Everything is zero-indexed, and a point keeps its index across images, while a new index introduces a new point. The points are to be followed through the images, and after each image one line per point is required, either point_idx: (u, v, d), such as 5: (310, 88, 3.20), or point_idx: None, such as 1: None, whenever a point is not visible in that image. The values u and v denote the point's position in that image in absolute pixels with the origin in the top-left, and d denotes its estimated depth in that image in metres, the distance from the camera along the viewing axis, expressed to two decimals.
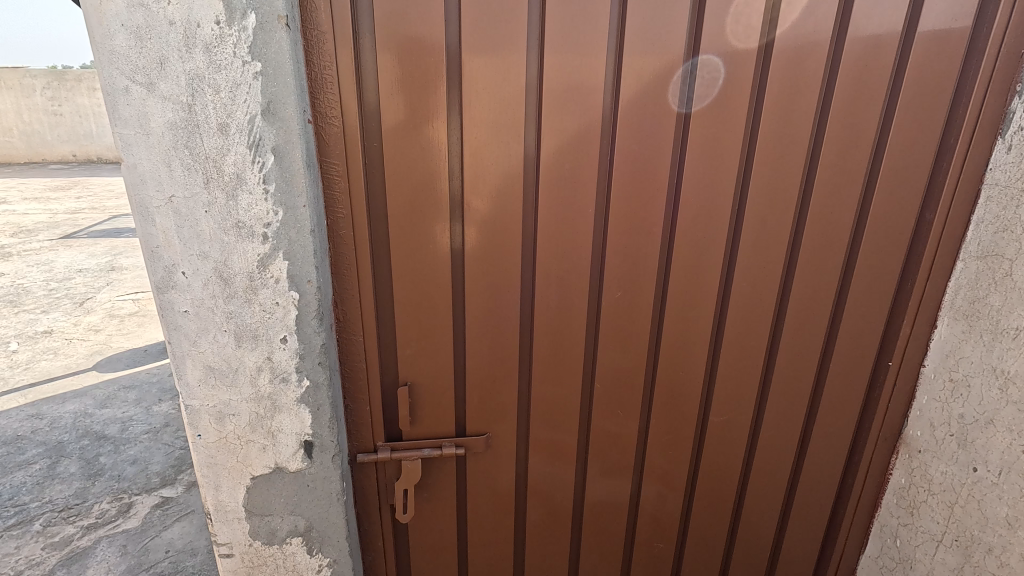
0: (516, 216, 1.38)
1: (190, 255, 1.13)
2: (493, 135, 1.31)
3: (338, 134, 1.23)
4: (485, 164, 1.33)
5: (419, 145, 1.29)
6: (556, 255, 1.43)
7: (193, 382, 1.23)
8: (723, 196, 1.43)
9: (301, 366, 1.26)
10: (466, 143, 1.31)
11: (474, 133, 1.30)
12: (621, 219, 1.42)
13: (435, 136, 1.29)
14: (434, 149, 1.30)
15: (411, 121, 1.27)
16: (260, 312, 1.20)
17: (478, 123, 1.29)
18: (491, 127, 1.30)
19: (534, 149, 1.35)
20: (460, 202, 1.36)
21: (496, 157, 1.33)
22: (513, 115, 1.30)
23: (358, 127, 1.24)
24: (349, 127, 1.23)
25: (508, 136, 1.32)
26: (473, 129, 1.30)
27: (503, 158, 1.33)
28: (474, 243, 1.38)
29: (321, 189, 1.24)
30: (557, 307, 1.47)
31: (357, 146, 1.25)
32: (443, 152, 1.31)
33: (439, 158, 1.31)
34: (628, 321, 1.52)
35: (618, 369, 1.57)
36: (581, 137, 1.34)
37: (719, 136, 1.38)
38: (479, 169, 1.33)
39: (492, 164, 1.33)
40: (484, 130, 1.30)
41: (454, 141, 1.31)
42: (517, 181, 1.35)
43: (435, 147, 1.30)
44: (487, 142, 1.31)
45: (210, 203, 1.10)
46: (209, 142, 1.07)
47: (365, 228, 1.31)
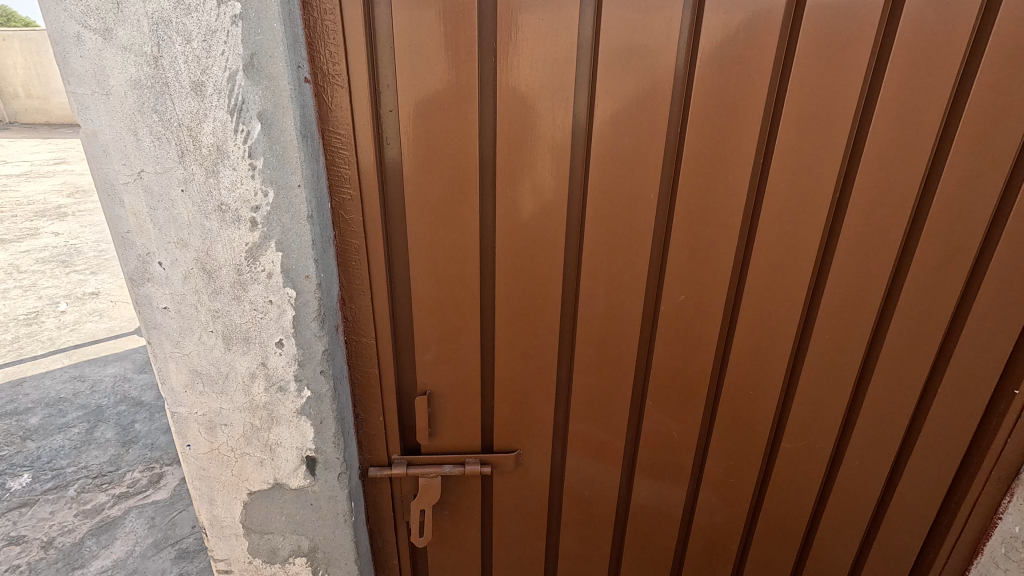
0: (561, 201, 1.12)
1: (167, 243, 0.94)
2: (536, 102, 1.05)
3: (344, 98, 1.00)
4: (526, 137, 1.07)
5: (445, 110, 1.04)
6: (608, 250, 1.17)
7: (179, 388, 1.07)
8: (823, 182, 1.14)
9: (300, 374, 1.07)
10: (503, 109, 1.05)
11: (514, 100, 1.05)
12: (691, 208, 1.14)
13: (464, 99, 1.04)
14: (465, 118, 1.05)
15: (435, 82, 1.02)
16: (252, 311, 1.01)
17: (517, 88, 1.04)
18: (534, 93, 1.05)
19: (586, 118, 1.08)
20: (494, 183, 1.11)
21: (539, 128, 1.07)
22: (561, 78, 1.04)
23: (366, 86, 1.00)
24: (357, 89, 1.00)
25: (554, 103, 1.06)
26: (511, 94, 1.04)
27: (548, 131, 1.07)
28: (509, 233, 1.14)
29: (322, 164, 1.02)
30: (605, 311, 1.23)
31: (367, 113, 1.01)
32: (472, 123, 1.05)
33: (468, 129, 1.06)
34: (691, 330, 1.26)
35: (676, 385, 1.32)
36: (647, 105, 1.07)
37: (825, 107, 1.08)
38: (516, 143, 1.08)
39: (534, 138, 1.08)
40: (524, 96, 1.05)
41: (486, 107, 1.07)
42: (565, 158, 1.09)
43: (465, 114, 1.05)
44: (528, 113, 1.06)
45: (187, 179, 0.91)
46: (182, 105, 0.86)
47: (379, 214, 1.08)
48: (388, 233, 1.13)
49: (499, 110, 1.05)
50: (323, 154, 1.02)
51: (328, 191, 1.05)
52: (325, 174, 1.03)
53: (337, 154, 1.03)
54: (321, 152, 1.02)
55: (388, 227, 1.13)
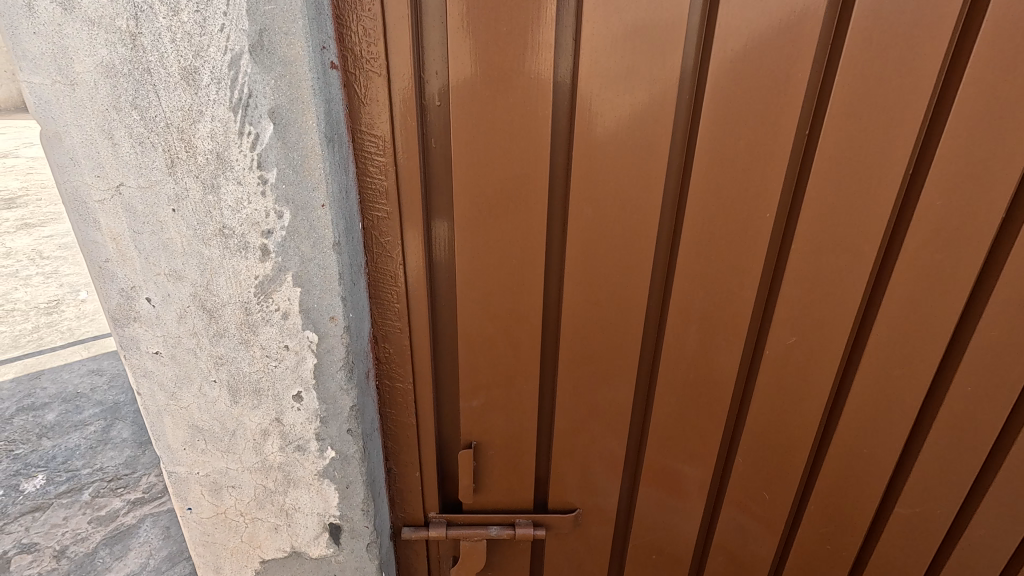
0: (650, 224, 0.89)
1: (156, 275, 0.74)
2: (627, 99, 0.81)
3: (381, 88, 0.77)
4: (611, 144, 0.83)
5: (509, 109, 0.81)
6: (705, 285, 0.93)
7: (177, 445, 0.87)
8: (993, 202, 0.86)
9: (322, 432, 0.86)
10: (584, 108, 0.81)
11: (598, 96, 0.81)
12: (816, 232, 0.89)
13: (535, 95, 0.80)
14: (534, 118, 0.81)
15: (498, 73, 0.79)
16: (263, 357, 0.81)
17: (604, 81, 0.80)
18: (625, 88, 0.80)
19: (689, 120, 0.84)
20: (566, 200, 0.88)
21: (628, 132, 0.83)
22: (661, 68, 0.79)
23: (409, 75, 0.77)
24: (397, 76, 0.77)
25: (650, 102, 0.81)
26: (595, 89, 0.80)
27: (641, 136, 0.83)
28: (582, 261, 0.91)
29: (352, 173, 0.80)
30: (695, 355, 0.99)
31: (410, 109, 0.78)
32: (543, 125, 0.82)
33: (539, 133, 0.82)
34: (798, 380, 1.01)
35: (773, 443, 1.07)
36: (773, 104, 0.81)
37: (1011, 102, 0.81)
38: (598, 152, 0.84)
39: (622, 145, 0.84)
40: (612, 91, 0.81)
41: (561, 105, 0.83)
42: (659, 171, 0.85)
43: (534, 111, 0.81)
44: (616, 114, 0.82)
45: (179, 196, 0.70)
46: (170, 99, 0.65)
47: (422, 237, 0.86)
48: (432, 257, 0.91)
49: (577, 110, 0.82)
50: (353, 161, 0.80)
51: (359, 207, 0.83)
52: (355, 186, 0.81)
53: (370, 162, 0.81)
54: (351, 158, 0.80)
55: (432, 249, 0.91)
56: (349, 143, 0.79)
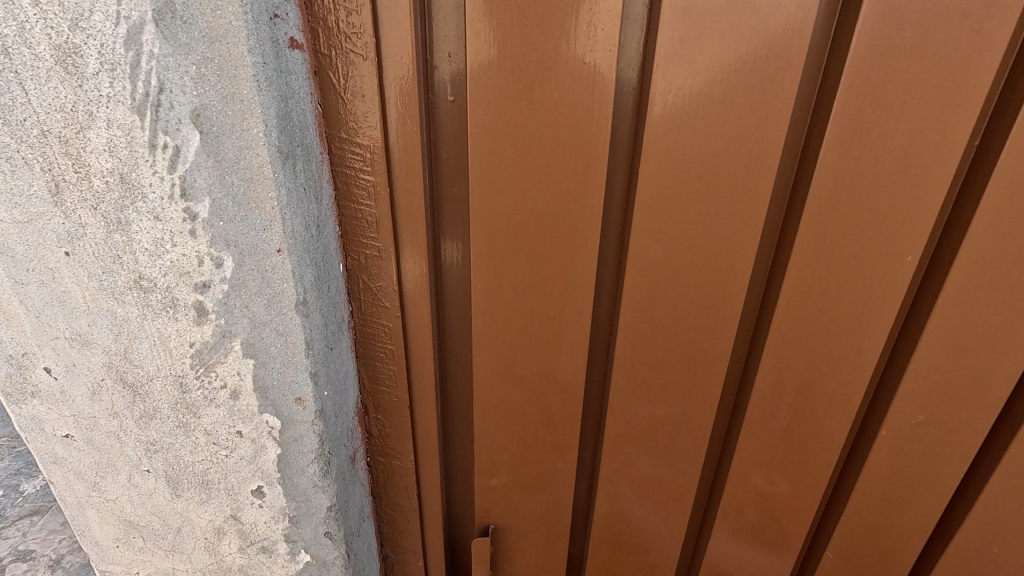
0: (741, 267, 0.64)
1: (54, 340, 0.53)
2: (722, 92, 0.55)
3: (366, 74, 0.52)
4: (696, 156, 0.58)
5: (552, 105, 0.57)
6: (809, 347, 0.68)
7: (108, 541, 0.68)
8: None
9: (291, 535, 0.65)
10: (659, 106, 0.56)
11: (683, 89, 0.55)
12: (976, 287, 0.62)
13: (590, 86, 0.56)
14: (585, 121, 0.57)
15: (540, 53, 0.54)
16: (209, 445, 0.59)
17: (691, 67, 0.55)
18: (722, 78, 0.55)
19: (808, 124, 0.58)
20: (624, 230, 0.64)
21: (721, 141, 0.57)
22: (776, 50, 0.53)
23: (412, 58, 0.52)
24: (390, 58, 0.52)
25: (757, 99, 0.55)
26: (677, 79, 0.55)
27: (740, 147, 0.58)
28: (642, 313, 0.67)
29: (328, 199, 0.56)
30: (783, 434, 0.75)
31: (409, 106, 0.54)
32: (600, 129, 0.57)
33: (593, 141, 0.58)
34: (923, 472, 0.76)
35: (879, 547, 0.82)
36: (942, 104, 0.54)
37: None
38: (677, 168, 0.59)
39: (711, 158, 0.58)
40: (701, 81, 0.55)
41: (623, 100, 0.58)
42: (762, 197, 0.60)
43: (586, 112, 0.57)
44: (706, 114, 0.56)
45: (72, 234, 0.48)
46: (42, 95, 0.43)
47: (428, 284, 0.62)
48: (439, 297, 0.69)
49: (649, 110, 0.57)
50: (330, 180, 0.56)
51: (340, 244, 0.59)
52: (333, 215, 0.57)
53: (355, 183, 0.57)
54: (329, 175, 0.55)
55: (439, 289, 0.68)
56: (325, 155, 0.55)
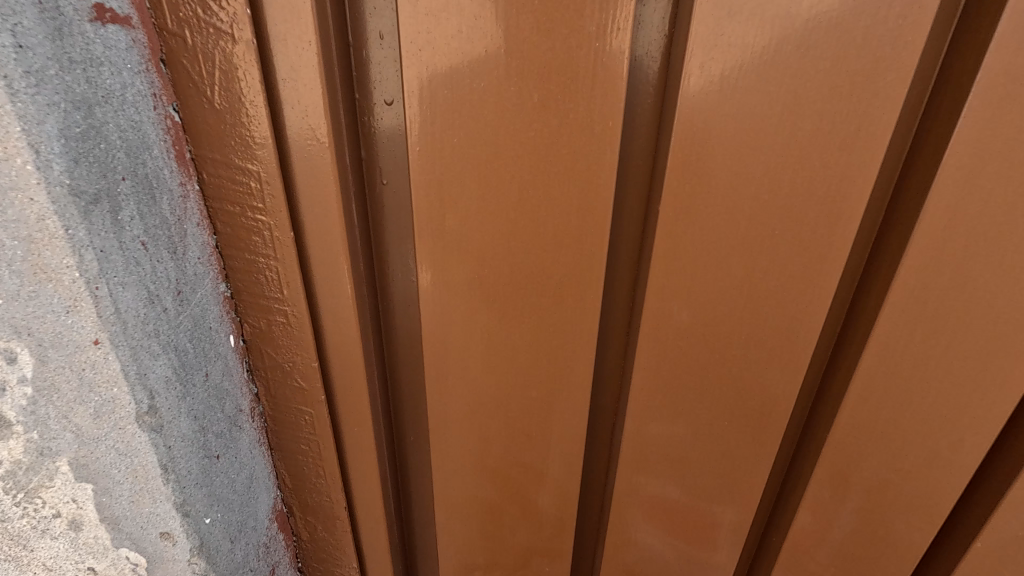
0: (799, 346, 0.44)
1: None
2: (789, 98, 0.36)
3: (243, 64, 0.33)
4: (745, 192, 0.39)
5: (529, 116, 0.37)
6: (891, 446, 0.49)
7: None
8: None
9: None
10: (689, 119, 0.37)
11: (727, 93, 0.36)
12: None
13: (586, 88, 0.36)
14: (583, 137, 0.38)
15: (508, 36, 0.35)
16: None
17: (740, 59, 0.35)
18: (790, 76, 0.35)
19: (913, 144, 0.39)
20: (636, 290, 0.45)
21: (782, 171, 0.38)
22: (879, 32, 0.34)
23: (317, 41, 0.34)
24: (279, 38, 0.33)
25: (841, 110, 0.36)
26: (720, 77, 0.36)
27: (812, 179, 0.38)
28: (658, 401, 0.48)
29: (196, 249, 0.37)
30: (842, 549, 0.56)
31: (315, 111, 0.35)
32: (600, 152, 0.38)
33: (591, 167, 0.39)
34: None
35: None
36: None
37: None
38: (714, 208, 0.40)
39: (766, 198, 0.39)
40: (756, 80, 0.36)
41: (637, 107, 0.39)
42: (841, 250, 0.40)
43: (583, 125, 0.37)
44: (763, 131, 0.37)
45: None
46: None
47: (364, 360, 0.45)
48: (384, 372, 0.51)
49: (674, 123, 0.37)
50: (203, 221, 0.37)
51: (225, 309, 0.41)
52: (209, 271, 0.39)
53: (246, 226, 0.38)
54: (194, 214, 0.37)
55: (383, 360, 0.50)
56: (192, 186, 0.36)
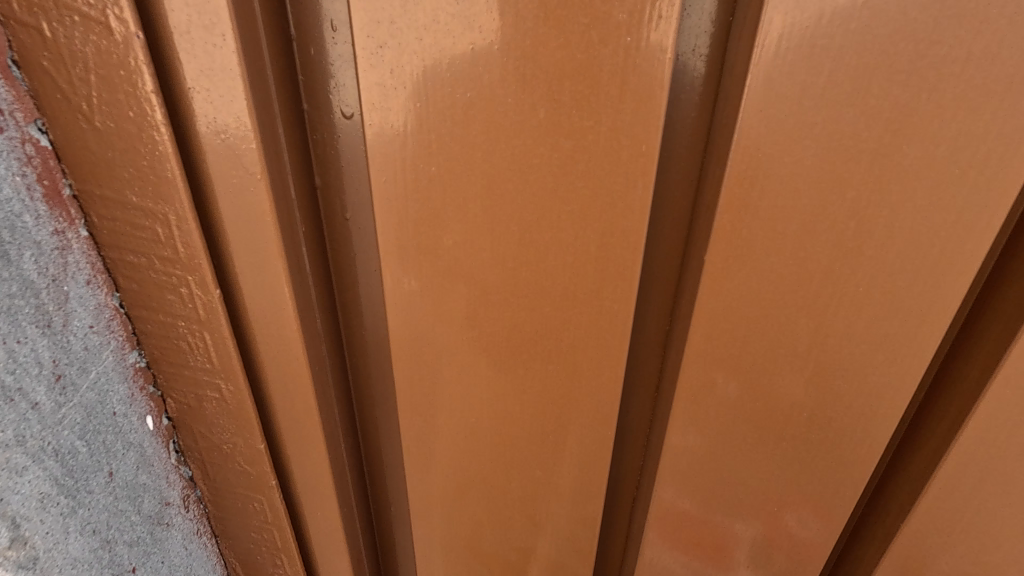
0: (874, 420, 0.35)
1: None
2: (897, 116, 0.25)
3: (128, 68, 0.24)
4: (823, 240, 0.29)
5: (531, 138, 0.27)
6: (982, 543, 0.39)
7: None
8: None
9: None
10: (753, 144, 0.26)
11: (809, 108, 0.25)
12: None
13: (607, 100, 0.26)
14: (604, 167, 0.27)
15: (498, 27, 0.25)
16: None
17: (830, 63, 0.24)
18: (900, 83, 0.25)
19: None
20: (669, 355, 0.35)
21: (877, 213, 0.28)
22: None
23: (234, 34, 0.24)
24: (178, 29, 0.24)
25: (966, 134, 0.26)
26: (804, 88, 0.25)
27: (915, 224, 0.28)
28: (693, 488, 0.38)
29: (85, 315, 0.28)
30: None
31: (240, 132, 0.26)
32: (626, 187, 0.28)
33: (616, 206, 0.28)
34: None
35: None
36: None
37: None
38: (782, 259, 0.29)
39: (851, 247, 0.29)
40: (854, 90, 0.25)
41: (675, 123, 0.29)
42: (943, 311, 0.31)
43: (607, 150, 0.27)
44: (855, 159, 0.26)
45: None
46: None
47: (324, 436, 0.36)
48: (357, 447, 0.41)
49: (731, 148, 0.27)
50: (97, 276, 0.28)
51: (136, 386, 0.31)
52: (109, 339, 0.29)
53: (158, 281, 0.29)
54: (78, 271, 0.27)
55: (355, 434, 0.40)
56: (77, 232, 0.27)
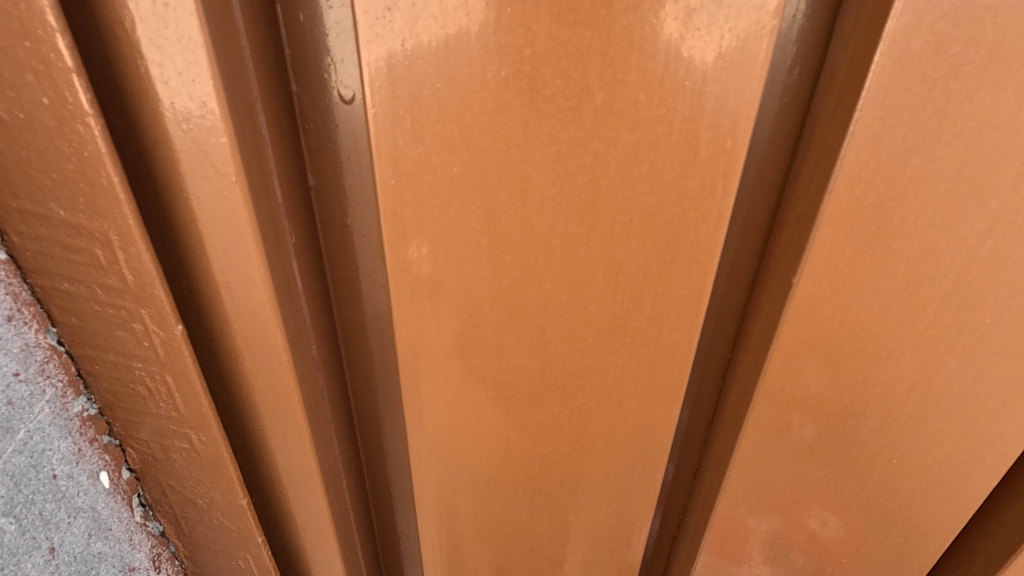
0: (985, 477, 0.29)
1: None
2: None
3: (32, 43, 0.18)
4: (947, 258, 0.23)
5: (583, 132, 0.21)
6: None
7: None
8: None
9: None
10: (876, 140, 0.20)
11: (957, 91, 0.19)
12: None
13: (688, 80, 0.20)
14: (676, 167, 0.21)
15: None
16: None
17: (988, 39, 0.18)
18: None
19: None
20: (733, 394, 0.29)
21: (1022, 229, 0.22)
22: None
23: None
24: None
25: None
26: (947, 69, 0.19)
27: None
28: (751, 536, 0.33)
29: (8, 363, 0.22)
30: None
31: (206, 116, 0.20)
32: (701, 194, 0.22)
33: (686, 216, 0.23)
34: None
35: None
36: None
37: None
38: (887, 283, 0.24)
39: (979, 272, 0.23)
40: (1014, 74, 0.19)
41: (764, 112, 0.22)
42: None
43: (680, 146, 0.21)
44: (1006, 158, 0.20)
45: None
46: None
47: (325, 478, 0.30)
48: (364, 479, 0.36)
49: (844, 145, 0.21)
50: (22, 309, 0.23)
51: (84, 440, 0.26)
52: (44, 388, 0.24)
53: (104, 314, 0.23)
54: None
55: (361, 466, 0.35)
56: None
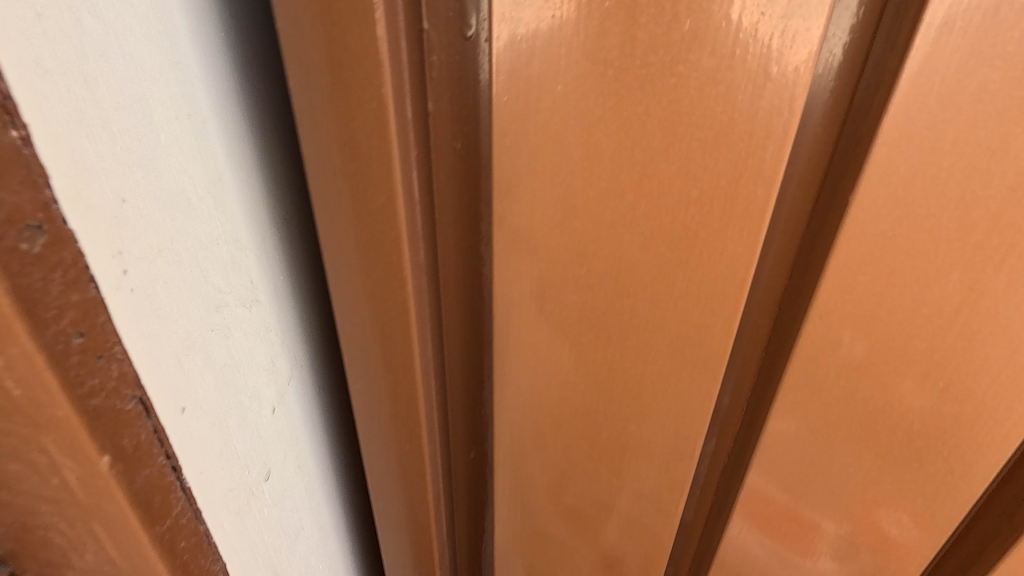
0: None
1: None
2: None
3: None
4: (996, 179, 0.25)
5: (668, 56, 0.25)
6: None
7: None
8: None
9: None
10: (929, 65, 0.23)
11: (1007, 19, 0.22)
12: None
13: (763, 9, 0.24)
14: (747, 88, 0.25)
15: None
16: None
17: None
18: None
19: None
20: (787, 322, 0.32)
21: None
22: None
23: None
24: None
25: None
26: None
27: None
28: (801, 452, 0.36)
29: None
30: None
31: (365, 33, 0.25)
32: (772, 116, 0.26)
33: (754, 134, 0.26)
34: None
35: None
36: None
37: None
38: (937, 203, 0.26)
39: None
40: None
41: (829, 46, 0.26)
42: None
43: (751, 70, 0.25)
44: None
45: None
46: None
47: (420, 363, 0.35)
48: (453, 387, 0.39)
49: (900, 75, 0.24)
50: None
51: None
52: None
53: (28, 507, 0.22)
54: (122, 284, 0.22)
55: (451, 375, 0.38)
56: None
